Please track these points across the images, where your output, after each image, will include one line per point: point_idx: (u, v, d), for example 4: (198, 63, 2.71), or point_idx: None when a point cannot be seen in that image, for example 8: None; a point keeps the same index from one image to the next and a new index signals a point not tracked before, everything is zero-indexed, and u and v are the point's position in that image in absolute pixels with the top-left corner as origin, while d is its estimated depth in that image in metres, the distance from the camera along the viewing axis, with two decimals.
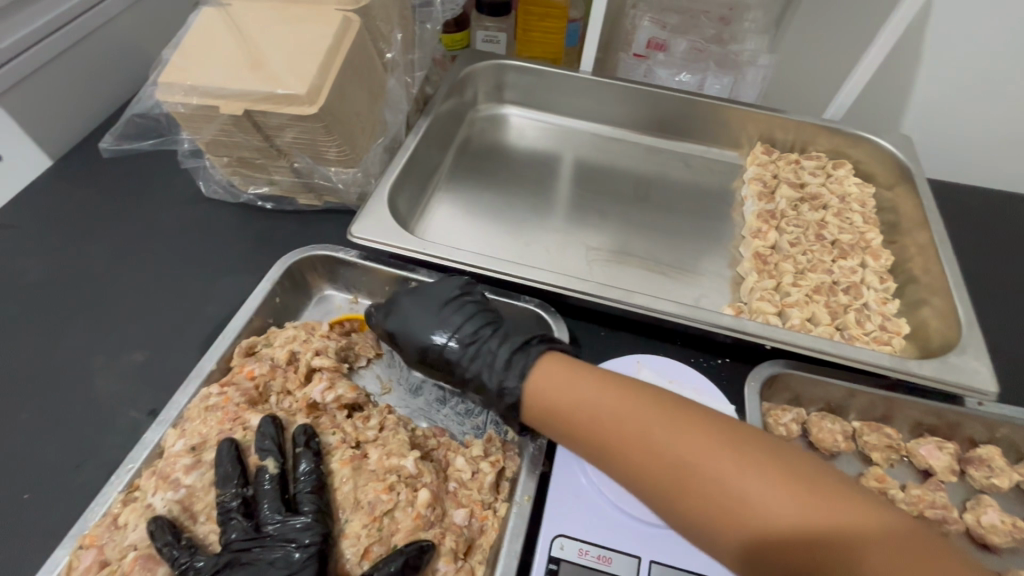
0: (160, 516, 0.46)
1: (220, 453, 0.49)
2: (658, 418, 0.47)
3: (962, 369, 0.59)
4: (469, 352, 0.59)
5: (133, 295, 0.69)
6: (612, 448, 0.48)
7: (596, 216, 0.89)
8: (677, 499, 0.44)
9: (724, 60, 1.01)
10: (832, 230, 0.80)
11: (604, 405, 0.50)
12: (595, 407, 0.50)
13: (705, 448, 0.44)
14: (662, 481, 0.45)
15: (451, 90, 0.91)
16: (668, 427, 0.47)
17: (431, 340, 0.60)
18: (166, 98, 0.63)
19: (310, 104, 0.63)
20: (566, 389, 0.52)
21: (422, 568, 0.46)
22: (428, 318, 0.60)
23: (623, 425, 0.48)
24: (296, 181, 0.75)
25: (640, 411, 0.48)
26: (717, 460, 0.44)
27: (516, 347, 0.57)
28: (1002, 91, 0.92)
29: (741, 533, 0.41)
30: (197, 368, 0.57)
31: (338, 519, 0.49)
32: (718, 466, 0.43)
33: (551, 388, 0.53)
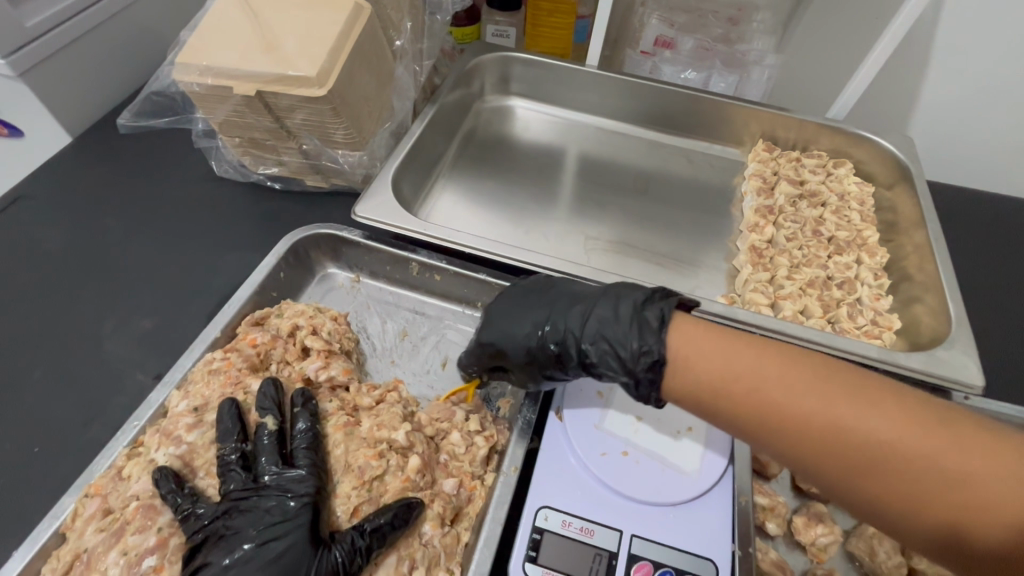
0: (163, 466, 0.48)
1: (220, 412, 0.51)
2: (810, 385, 0.40)
3: (951, 363, 0.59)
4: (586, 318, 0.52)
5: (144, 266, 0.71)
6: (774, 423, 0.41)
7: (597, 207, 0.90)
8: (863, 483, 0.39)
9: (731, 58, 1.01)
10: (829, 226, 0.81)
11: (744, 365, 0.43)
12: (737, 370, 0.43)
13: (881, 418, 0.38)
14: (847, 463, 0.39)
15: (458, 80, 0.93)
16: (832, 393, 0.40)
17: (536, 327, 0.55)
18: (182, 77, 0.66)
19: (319, 86, 0.65)
20: (703, 350, 0.45)
21: (410, 523, 0.48)
22: (525, 310, 0.57)
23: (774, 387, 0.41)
24: (304, 163, 0.77)
25: (795, 372, 0.42)
26: (925, 434, 0.37)
27: (639, 302, 0.51)
28: (1006, 96, 0.92)
29: (953, 526, 0.36)
30: (203, 334, 0.60)
31: (332, 479, 0.52)
32: (934, 452, 0.37)
33: (690, 351, 0.45)
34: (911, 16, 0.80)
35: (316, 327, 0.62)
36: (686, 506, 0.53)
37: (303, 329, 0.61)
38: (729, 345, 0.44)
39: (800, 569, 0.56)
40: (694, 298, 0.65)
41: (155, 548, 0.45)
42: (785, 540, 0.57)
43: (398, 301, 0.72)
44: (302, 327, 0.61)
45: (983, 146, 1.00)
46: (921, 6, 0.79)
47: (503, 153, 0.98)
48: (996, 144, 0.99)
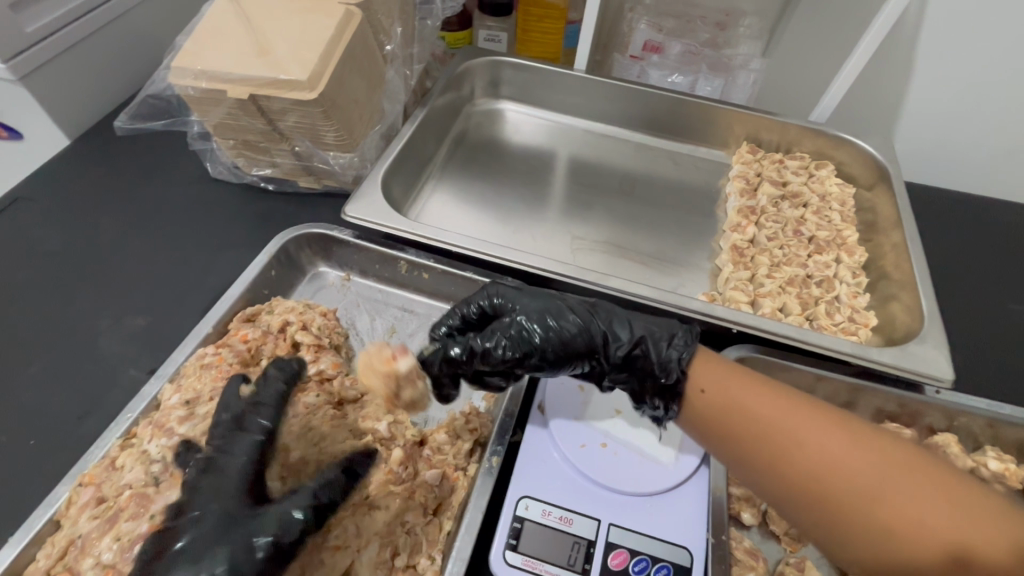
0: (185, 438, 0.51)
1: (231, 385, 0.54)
2: (820, 429, 0.45)
3: (921, 357, 0.61)
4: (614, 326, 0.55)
5: (140, 265, 0.73)
6: (776, 455, 0.45)
7: (584, 208, 0.92)
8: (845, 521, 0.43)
9: (717, 63, 1.03)
10: (810, 226, 0.83)
11: (764, 405, 0.47)
12: (754, 406, 0.47)
13: (877, 462, 0.43)
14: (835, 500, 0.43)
15: (448, 84, 0.95)
16: (836, 440, 0.44)
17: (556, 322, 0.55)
18: (177, 81, 0.67)
19: (310, 89, 0.67)
20: (728, 389, 0.49)
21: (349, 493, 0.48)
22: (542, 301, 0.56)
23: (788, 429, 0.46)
24: (297, 164, 0.79)
25: (805, 415, 0.46)
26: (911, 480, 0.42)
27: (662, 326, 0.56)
28: (982, 99, 0.94)
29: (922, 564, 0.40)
30: (196, 330, 0.61)
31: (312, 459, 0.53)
32: (911, 496, 0.41)
33: (715, 386, 0.50)
34: (891, 20, 0.82)
35: (305, 322, 0.64)
36: (664, 497, 0.55)
37: (293, 325, 0.63)
38: (743, 383, 0.49)
39: (775, 558, 0.56)
40: (674, 295, 0.67)
41: (147, 534, 0.46)
42: (761, 530, 0.58)
43: (387, 299, 0.74)
44: (292, 323, 0.63)
45: (963, 149, 1.02)
46: (898, 12, 0.81)
47: (494, 156, 1.00)
48: (975, 147, 1.01)
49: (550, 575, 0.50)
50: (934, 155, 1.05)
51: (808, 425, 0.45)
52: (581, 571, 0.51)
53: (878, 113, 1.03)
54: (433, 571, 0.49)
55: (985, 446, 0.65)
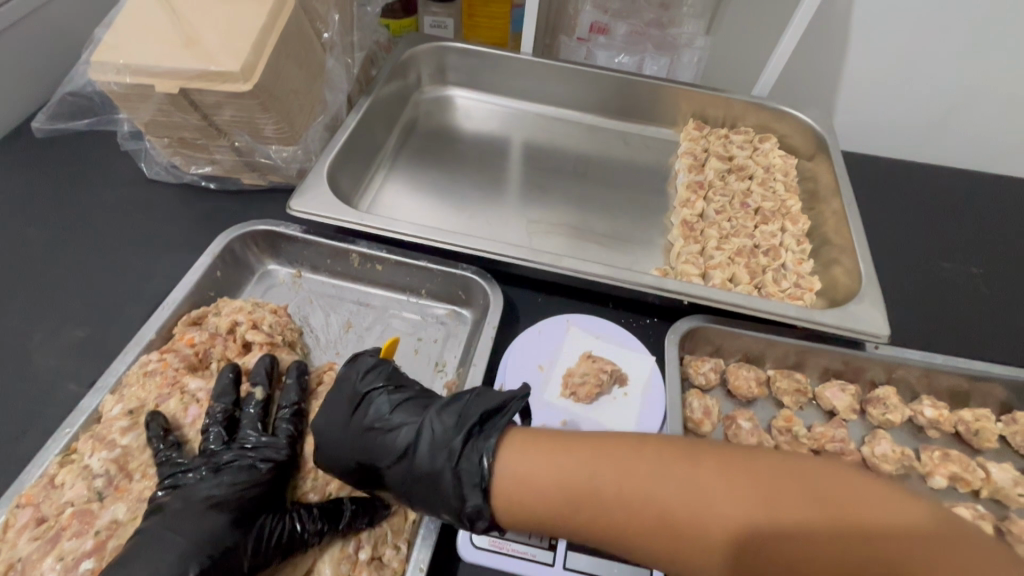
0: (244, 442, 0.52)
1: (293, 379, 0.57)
2: (642, 467, 0.43)
3: (860, 317, 0.64)
4: None
5: (72, 275, 0.69)
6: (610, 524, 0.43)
7: (537, 191, 0.92)
8: (673, 544, 0.41)
9: (662, 42, 1.03)
10: (756, 198, 0.86)
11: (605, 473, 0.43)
12: (541, 481, 0.44)
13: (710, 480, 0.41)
14: (652, 536, 0.42)
15: (393, 73, 0.93)
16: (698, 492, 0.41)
17: None
18: (98, 77, 0.64)
19: (244, 80, 0.64)
20: (551, 466, 0.44)
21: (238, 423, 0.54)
22: None
23: (625, 521, 0.42)
24: (238, 160, 0.76)
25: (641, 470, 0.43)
26: (709, 492, 0.41)
27: None
28: (907, 72, 0.99)
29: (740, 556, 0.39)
30: (137, 336, 0.59)
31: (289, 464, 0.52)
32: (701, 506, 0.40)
33: (525, 472, 0.45)
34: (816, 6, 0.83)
35: (255, 321, 0.62)
36: None
37: (242, 325, 0.61)
38: (646, 468, 0.43)
39: None
40: (625, 271, 0.67)
41: (93, 551, 0.44)
42: None
43: (341, 293, 0.73)
44: (241, 323, 0.61)
45: (895, 117, 1.06)
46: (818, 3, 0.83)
47: (445, 144, 0.98)
48: (906, 115, 1.06)
49: (517, 553, 0.51)
50: (870, 125, 1.09)
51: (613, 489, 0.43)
52: (549, 546, 0.52)
53: (818, 85, 1.06)
54: (399, 561, 0.49)
55: (922, 396, 0.68)
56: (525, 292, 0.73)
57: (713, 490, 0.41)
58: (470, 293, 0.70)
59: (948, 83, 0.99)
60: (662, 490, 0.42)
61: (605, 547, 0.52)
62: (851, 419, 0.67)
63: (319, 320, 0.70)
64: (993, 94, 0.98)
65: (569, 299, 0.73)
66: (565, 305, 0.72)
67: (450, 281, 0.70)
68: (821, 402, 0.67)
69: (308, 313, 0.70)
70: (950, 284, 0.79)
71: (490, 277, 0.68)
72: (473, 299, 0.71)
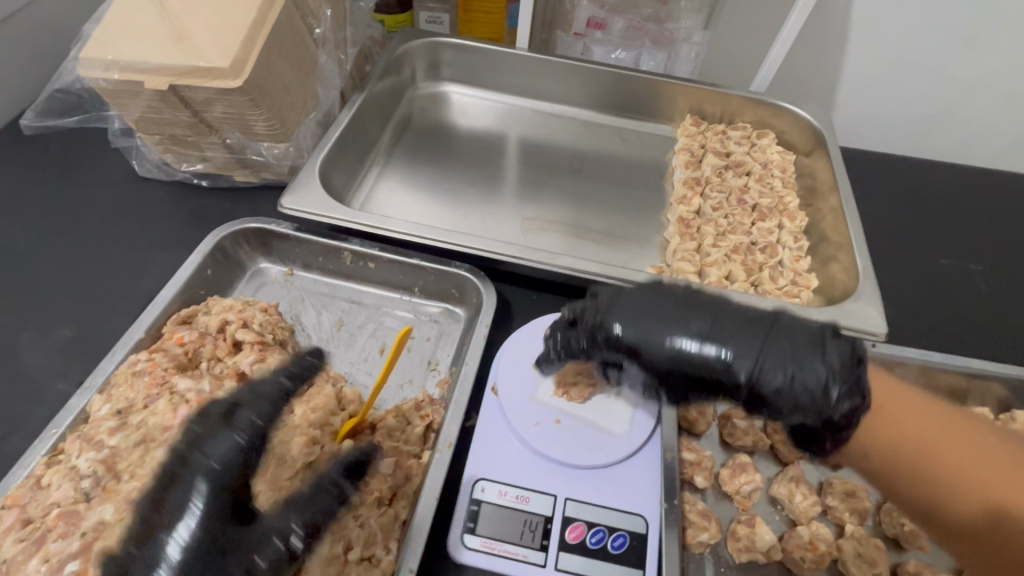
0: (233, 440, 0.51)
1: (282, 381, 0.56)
2: (946, 425, 0.44)
3: (857, 315, 0.63)
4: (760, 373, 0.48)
5: (62, 273, 0.68)
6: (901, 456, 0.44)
7: (533, 188, 0.91)
8: (908, 479, 0.44)
9: (660, 37, 1.01)
10: (753, 194, 0.85)
11: (954, 440, 0.43)
12: (891, 416, 0.45)
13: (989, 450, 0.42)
14: (938, 483, 0.43)
15: (387, 69, 0.93)
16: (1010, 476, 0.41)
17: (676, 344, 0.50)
18: (86, 73, 0.63)
19: (234, 77, 0.64)
20: (902, 412, 0.45)
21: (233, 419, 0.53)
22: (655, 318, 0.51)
23: (914, 472, 0.44)
24: (230, 158, 0.75)
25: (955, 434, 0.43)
26: (986, 455, 0.42)
27: (832, 366, 0.47)
28: (906, 67, 0.98)
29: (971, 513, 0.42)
30: (126, 336, 0.58)
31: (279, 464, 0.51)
32: (993, 466, 0.42)
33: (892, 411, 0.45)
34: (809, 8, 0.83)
35: (246, 319, 0.61)
36: (614, 469, 0.56)
37: (232, 323, 0.61)
38: (937, 420, 0.44)
39: (729, 517, 0.57)
40: (620, 268, 0.67)
41: (78, 552, 0.44)
42: (714, 492, 0.58)
43: (333, 292, 0.72)
44: (231, 322, 0.61)
45: (895, 113, 1.06)
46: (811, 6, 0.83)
47: (441, 140, 0.98)
48: (906, 110, 1.05)
49: (507, 554, 0.51)
50: (869, 120, 1.08)
51: (919, 433, 0.43)
52: (540, 547, 0.51)
53: (817, 81, 1.05)
54: (389, 561, 0.47)
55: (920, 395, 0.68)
56: (519, 290, 0.72)
57: (963, 440, 0.43)
58: (463, 291, 0.69)
59: (948, 78, 0.98)
60: (942, 436, 0.43)
61: (596, 548, 0.51)
62: None
63: (310, 319, 0.69)
64: (993, 90, 0.98)
65: (563, 297, 0.72)
66: (559, 303, 0.72)
67: (443, 279, 0.70)
68: None
69: (299, 312, 0.70)
70: (949, 281, 0.78)
71: (483, 275, 0.68)
72: (466, 297, 0.70)
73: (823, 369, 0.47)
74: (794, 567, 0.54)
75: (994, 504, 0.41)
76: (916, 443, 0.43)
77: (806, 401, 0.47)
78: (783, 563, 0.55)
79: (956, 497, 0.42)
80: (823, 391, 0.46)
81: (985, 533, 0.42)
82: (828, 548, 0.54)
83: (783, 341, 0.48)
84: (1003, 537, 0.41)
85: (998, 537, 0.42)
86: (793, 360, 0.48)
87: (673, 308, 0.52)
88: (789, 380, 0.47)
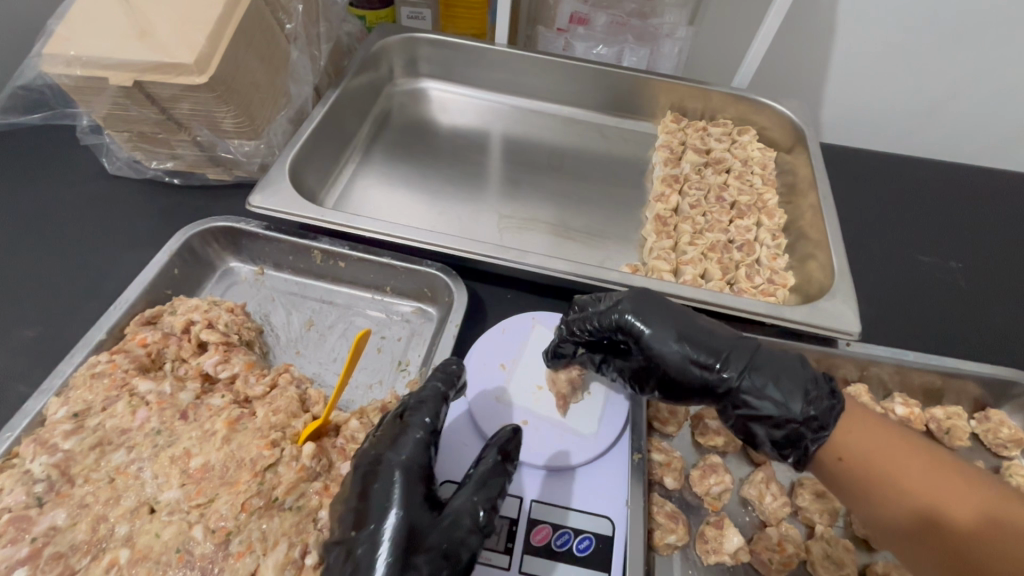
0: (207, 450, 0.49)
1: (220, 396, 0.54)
2: (891, 444, 0.45)
3: (831, 313, 0.63)
4: (739, 376, 0.49)
5: (27, 273, 0.67)
6: (857, 485, 0.45)
7: (511, 185, 0.91)
8: (862, 494, 0.45)
9: (643, 33, 0.99)
10: (732, 192, 0.84)
11: (885, 451, 0.44)
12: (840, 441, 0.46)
13: (920, 460, 0.43)
14: (876, 495, 0.44)
15: (364, 65, 0.92)
16: (934, 478, 0.42)
17: (665, 349, 0.52)
18: (48, 69, 0.62)
19: (198, 74, 0.62)
20: (853, 433, 0.46)
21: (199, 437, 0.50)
22: (660, 322, 0.53)
23: (850, 479, 0.45)
24: (200, 155, 0.74)
25: (893, 446, 0.45)
26: (918, 466, 0.43)
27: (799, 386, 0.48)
28: (890, 63, 0.97)
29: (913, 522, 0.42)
30: (87, 337, 0.57)
31: (241, 466, 0.49)
32: (922, 476, 0.42)
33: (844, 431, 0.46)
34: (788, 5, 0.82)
35: (211, 320, 0.60)
36: (582, 470, 0.55)
37: (197, 324, 0.60)
38: (883, 439, 0.45)
39: (698, 518, 0.56)
40: (592, 267, 0.66)
41: (28, 558, 0.43)
42: (684, 494, 0.57)
43: (304, 291, 0.71)
44: (196, 322, 0.60)
45: (878, 110, 1.05)
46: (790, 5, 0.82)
47: (420, 137, 0.97)
48: (891, 107, 1.04)
49: None
50: (853, 117, 1.07)
51: (864, 454, 0.45)
52: (504, 550, 0.50)
53: (800, 77, 1.04)
54: None
55: (894, 394, 0.67)
56: (491, 289, 0.71)
57: (897, 453, 0.44)
58: (433, 290, 0.68)
59: (932, 74, 0.97)
60: (877, 446, 0.45)
61: (561, 550, 0.50)
62: None
63: (280, 318, 0.68)
64: (976, 87, 0.97)
65: (536, 296, 0.71)
66: (532, 302, 0.71)
67: (414, 278, 0.69)
68: None
69: (268, 312, 0.69)
70: (927, 278, 0.78)
71: (453, 274, 0.67)
72: (438, 296, 0.69)
73: (794, 387, 0.48)
74: (761, 567, 0.53)
75: (920, 508, 0.42)
76: (846, 454, 0.46)
77: (775, 409, 0.48)
78: (751, 564, 0.54)
79: (886, 503, 0.43)
80: (794, 425, 0.47)
81: (922, 540, 0.42)
82: (796, 549, 0.53)
83: (766, 376, 0.49)
84: (953, 543, 0.40)
85: (939, 544, 0.41)
86: (770, 393, 0.48)
87: (671, 317, 0.53)
88: (765, 388, 0.49)
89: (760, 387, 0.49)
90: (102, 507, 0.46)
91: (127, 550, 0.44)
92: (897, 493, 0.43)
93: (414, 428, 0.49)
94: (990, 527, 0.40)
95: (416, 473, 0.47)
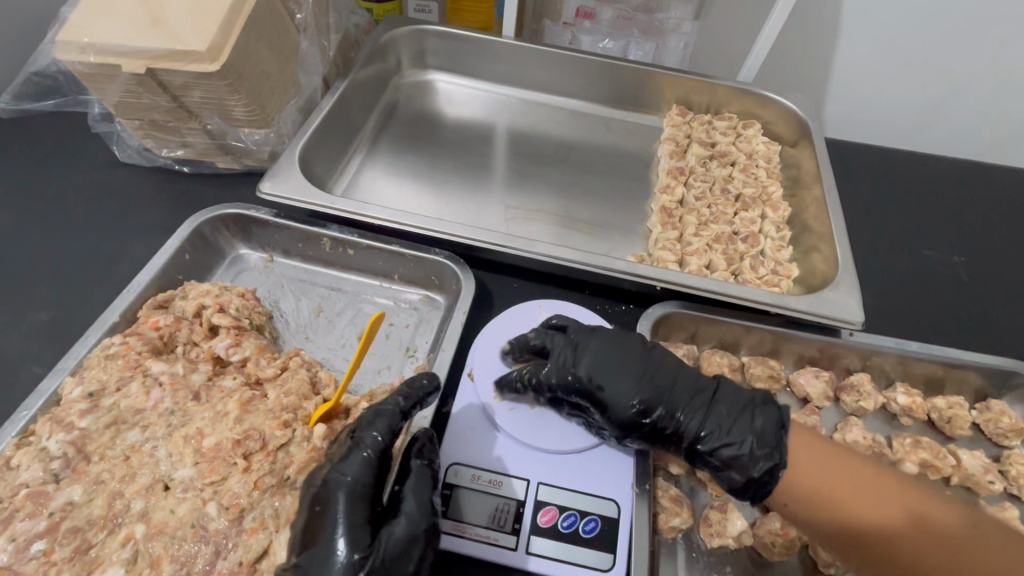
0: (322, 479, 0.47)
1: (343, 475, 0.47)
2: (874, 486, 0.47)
3: (835, 303, 0.63)
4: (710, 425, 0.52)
5: (38, 258, 0.68)
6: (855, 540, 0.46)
7: (517, 177, 0.91)
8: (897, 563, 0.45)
9: (649, 27, 0.99)
10: (737, 184, 0.85)
11: (871, 490, 0.47)
12: (822, 478, 0.48)
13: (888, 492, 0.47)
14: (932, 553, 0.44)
15: (371, 56, 0.92)
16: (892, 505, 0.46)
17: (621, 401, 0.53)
18: (62, 56, 0.62)
19: (211, 61, 0.63)
20: (836, 466, 0.48)
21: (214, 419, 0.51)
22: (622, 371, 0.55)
23: (873, 504, 0.46)
24: (210, 143, 0.75)
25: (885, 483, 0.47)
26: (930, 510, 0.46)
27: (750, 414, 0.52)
28: (895, 58, 0.98)
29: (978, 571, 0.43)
30: (101, 320, 0.58)
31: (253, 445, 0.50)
32: (899, 507, 0.46)
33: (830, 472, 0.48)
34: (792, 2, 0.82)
35: (222, 304, 0.61)
36: (589, 455, 0.56)
37: (209, 308, 0.60)
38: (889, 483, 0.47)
39: (702, 503, 0.57)
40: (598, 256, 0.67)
41: (46, 532, 0.44)
42: (688, 480, 0.58)
43: (313, 278, 0.72)
44: (207, 306, 0.60)
45: (882, 106, 1.05)
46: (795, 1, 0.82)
47: (426, 129, 0.97)
48: (896, 102, 1.04)
49: (480, 538, 0.51)
50: (859, 112, 1.08)
51: (855, 495, 0.47)
52: (511, 531, 0.51)
53: (804, 73, 1.05)
54: None
55: (896, 383, 0.68)
56: (498, 278, 0.72)
57: (871, 498, 0.46)
58: (441, 277, 0.69)
59: (936, 70, 0.98)
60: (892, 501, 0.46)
61: (568, 532, 0.51)
62: (825, 406, 0.65)
63: (290, 305, 0.69)
64: (982, 82, 0.97)
65: (542, 285, 0.72)
66: (538, 291, 0.71)
67: (422, 265, 0.69)
68: (794, 389, 0.66)
69: (278, 298, 0.70)
70: (930, 272, 0.78)
71: (461, 262, 0.68)
72: (446, 284, 0.70)
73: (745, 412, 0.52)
74: (764, 551, 0.54)
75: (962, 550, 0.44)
76: (845, 477, 0.47)
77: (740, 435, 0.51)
78: (754, 548, 0.55)
79: (880, 521, 0.45)
80: (762, 461, 0.49)
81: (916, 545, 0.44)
82: (799, 533, 0.54)
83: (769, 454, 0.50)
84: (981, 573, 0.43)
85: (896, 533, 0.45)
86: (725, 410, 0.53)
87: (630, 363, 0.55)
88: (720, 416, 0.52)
89: (717, 442, 0.51)
90: (118, 484, 0.47)
91: (143, 525, 0.45)
92: (939, 503, 0.46)
93: (363, 445, 0.48)
94: (953, 536, 0.44)
95: (360, 492, 0.45)
